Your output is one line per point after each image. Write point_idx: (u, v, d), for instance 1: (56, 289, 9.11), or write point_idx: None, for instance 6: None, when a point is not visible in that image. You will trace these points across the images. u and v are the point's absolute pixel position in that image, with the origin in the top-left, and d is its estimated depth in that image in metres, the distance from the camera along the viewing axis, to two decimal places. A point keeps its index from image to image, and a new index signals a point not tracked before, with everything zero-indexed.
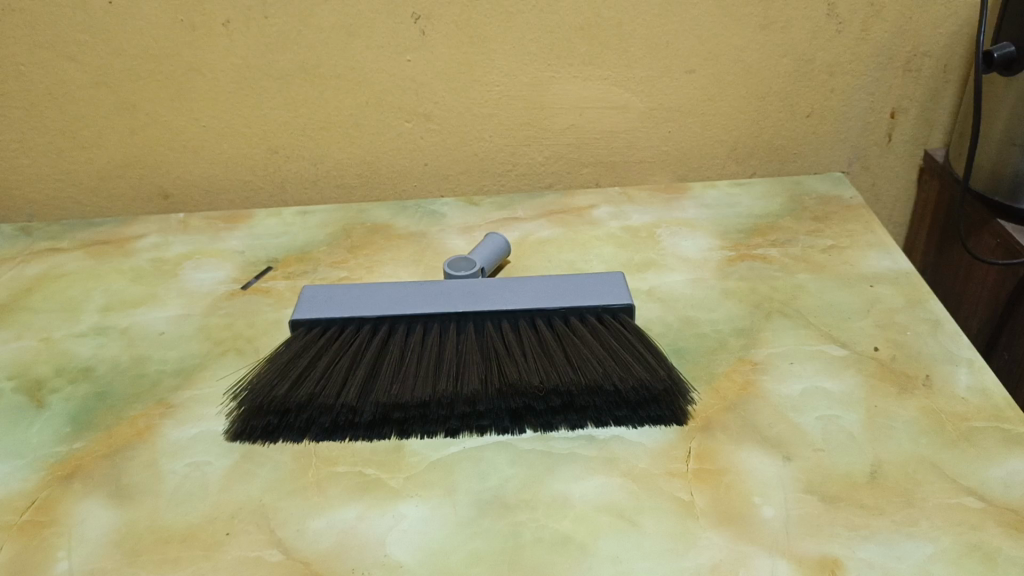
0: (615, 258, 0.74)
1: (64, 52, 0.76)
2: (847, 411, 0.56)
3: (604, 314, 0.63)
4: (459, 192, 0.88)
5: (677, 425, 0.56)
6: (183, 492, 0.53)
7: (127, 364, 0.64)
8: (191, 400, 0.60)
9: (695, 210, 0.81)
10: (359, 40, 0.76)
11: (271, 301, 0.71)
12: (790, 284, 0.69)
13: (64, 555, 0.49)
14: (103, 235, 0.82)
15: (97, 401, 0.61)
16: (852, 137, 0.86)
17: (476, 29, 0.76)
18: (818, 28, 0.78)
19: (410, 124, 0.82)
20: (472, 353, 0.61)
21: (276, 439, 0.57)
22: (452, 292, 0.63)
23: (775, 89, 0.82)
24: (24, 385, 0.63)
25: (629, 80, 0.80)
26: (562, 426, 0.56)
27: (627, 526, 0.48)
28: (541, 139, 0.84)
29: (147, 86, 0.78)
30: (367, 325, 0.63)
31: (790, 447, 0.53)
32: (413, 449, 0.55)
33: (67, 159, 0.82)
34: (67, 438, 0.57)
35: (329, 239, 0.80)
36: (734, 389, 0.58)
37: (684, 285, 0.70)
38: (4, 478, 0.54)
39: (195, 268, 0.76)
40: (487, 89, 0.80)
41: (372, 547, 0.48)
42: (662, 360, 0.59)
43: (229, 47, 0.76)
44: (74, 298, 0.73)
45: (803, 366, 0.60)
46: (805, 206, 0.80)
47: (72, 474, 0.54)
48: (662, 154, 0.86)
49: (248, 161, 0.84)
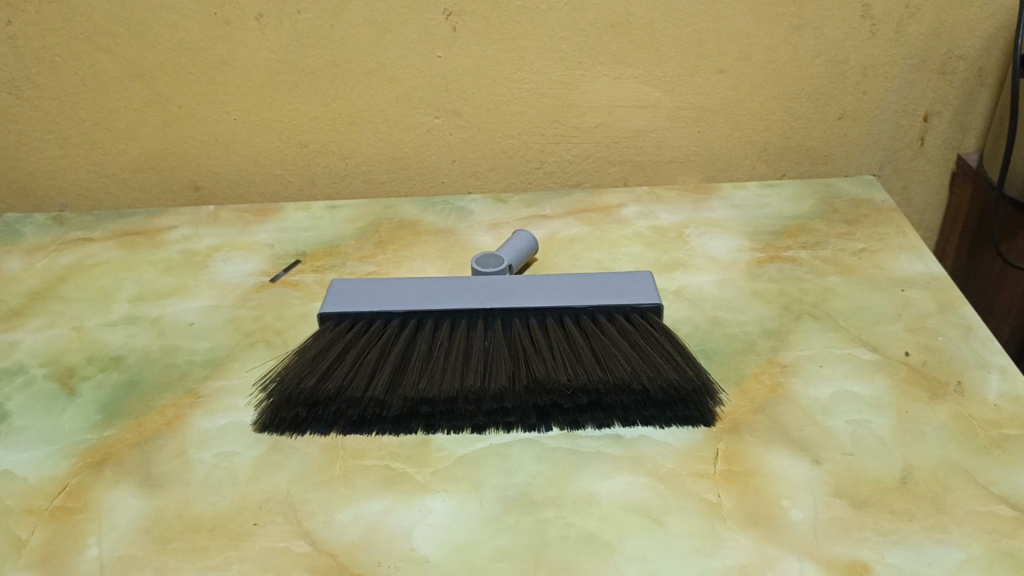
0: (642, 257, 0.74)
1: (100, 45, 0.76)
2: (877, 415, 0.55)
3: (633, 313, 0.63)
4: (487, 189, 0.88)
5: (705, 426, 0.55)
6: (212, 481, 0.53)
7: (157, 354, 0.65)
8: (221, 391, 0.61)
9: (724, 210, 0.80)
10: (390, 36, 0.76)
11: (300, 294, 0.71)
12: (819, 286, 0.69)
13: (94, 541, 0.49)
14: (135, 226, 0.83)
15: (127, 389, 0.61)
16: (884, 139, 0.85)
17: (507, 26, 0.76)
18: (852, 29, 0.78)
19: (440, 121, 0.82)
20: (500, 350, 0.61)
21: (303, 431, 0.57)
22: (481, 288, 0.63)
23: (807, 90, 0.81)
24: (56, 372, 0.63)
25: (660, 79, 0.80)
26: (589, 424, 0.56)
27: (654, 526, 0.48)
28: (569, 137, 0.84)
29: (181, 79, 0.79)
30: (396, 319, 0.63)
31: (819, 450, 0.53)
32: (440, 444, 0.55)
33: (101, 150, 0.83)
34: (98, 426, 0.58)
35: (357, 233, 0.80)
36: (763, 391, 0.58)
37: (713, 285, 0.69)
38: (35, 464, 0.55)
39: (225, 260, 0.77)
40: (517, 86, 0.80)
41: (399, 540, 0.48)
42: (691, 360, 0.59)
43: (262, 41, 0.76)
44: (105, 288, 0.74)
45: (833, 369, 0.60)
46: (835, 209, 0.80)
47: (103, 462, 0.55)
48: (692, 154, 0.86)
49: (279, 155, 0.84)
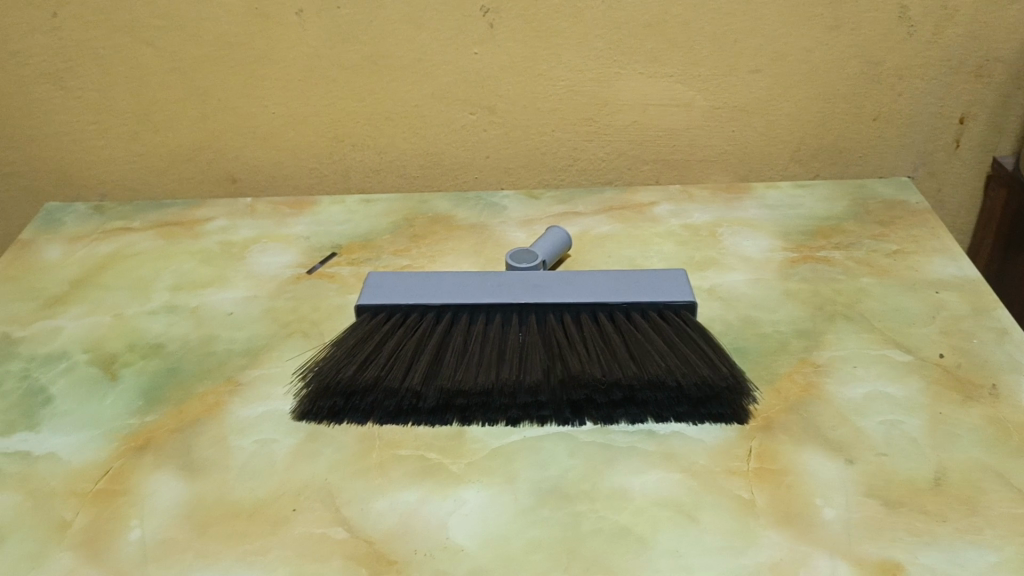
0: (675, 255, 0.74)
1: (143, 37, 0.78)
2: (910, 417, 0.56)
3: (667, 310, 0.63)
4: (520, 186, 0.88)
5: (738, 424, 0.55)
6: (250, 468, 0.54)
7: (197, 342, 0.66)
8: (259, 379, 0.62)
9: (756, 209, 0.81)
10: (428, 32, 0.78)
11: (336, 286, 0.72)
12: (853, 287, 0.69)
13: (136, 524, 0.50)
14: (173, 216, 0.84)
15: (168, 376, 0.62)
16: (918, 142, 0.85)
17: (544, 23, 0.77)
18: (888, 31, 0.78)
19: (474, 117, 0.83)
20: (535, 345, 0.61)
21: (340, 420, 0.58)
22: (516, 283, 0.64)
23: (842, 91, 0.81)
24: (98, 358, 0.65)
25: (694, 78, 0.81)
26: (622, 419, 0.56)
27: (687, 521, 0.48)
28: (603, 134, 0.84)
29: (221, 73, 0.80)
30: (431, 313, 0.64)
31: (851, 450, 0.53)
32: (474, 436, 0.56)
33: (140, 142, 0.84)
34: (140, 411, 0.59)
35: (391, 227, 0.81)
36: (796, 391, 0.58)
37: (746, 284, 0.69)
38: (78, 448, 0.56)
39: (262, 251, 0.78)
40: (551, 83, 0.81)
41: (434, 530, 0.49)
42: (725, 357, 0.59)
43: (301, 36, 0.78)
44: (145, 277, 0.75)
45: (866, 370, 0.60)
46: (869, 210, 0.79)
47: (144, 447, 0.56)
48: (725, 153, 0.86)
49: (314, 149, 0.85)
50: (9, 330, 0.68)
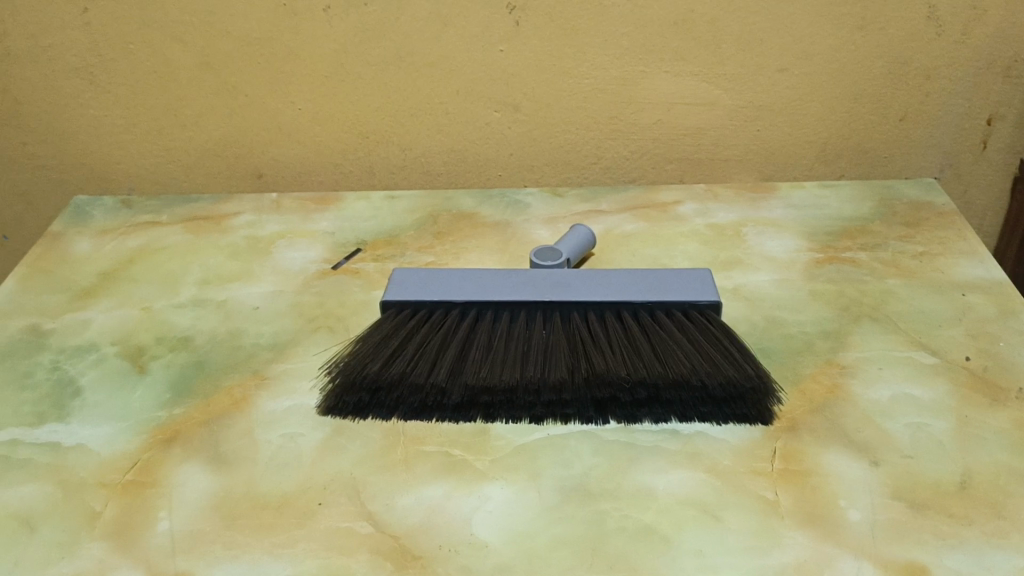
0: (699, 255, 0.74)
1: (171, 33, 0.78)
2: (936, 419, 0.55)
3: (691, 310, 0.63)
4: (543, 183, 0.88)
5: (763, 425, 0.55)
6: (277, 462, 0.55)
7: (224, 336, 0.67)
8: (285, 374, 0.62)
9: (782, 209, 0.80)
10: (454, 29, 0.78)
11: (361, 282, 0.73)
12: (879, 288, 0.68)
13: (165, 515, 0.51)
14: (200, 211, 0.85)
15: (196, 370, 0.63)
16: (946, 142, 0.84)
17: (570, 21, 0.77)
18: (916, 30, 0.77)
19: (499, 114, 0.83)
20: (560, 343, 0.61)
21: (366, 415, 0.58)
22: (541, 281, 0.65)
23: (869, 91, 0.81)
24: (127, 351, 0.66)
25: (720, 77, 0.80)
26: (646, 418, 0.56)
27: (711, 521, 0.49)
28: (627, 133, 0.84)
29: (248, 68, 0.80)
30: (456, 310, 0.65)
31: (876, 452, 0.53)
32: (498, 433, 0.56)
33: (168, 137, 0.85)
34: (168, 404, 0.60)
35: (415, 224, 0.81)
36: (821, 392, 0.58)
37: (770, 285, 0.69)
38: (108, 439, 0.57)
39: (288, 246, 0.78)
40: (577, 81, 0.81)
41: (458, 525, 0.49)
42: (749, 358, 0.59)
43: (328, 32, 0.78)
44: (172, 271, 0.76)
45: (892, 372, 0.59)
46: (895, 211, 0.79)
47: (173, 439, 0.57)
48: (749, 152, 0.85)
49: (339, 146, 0.85)
50: (39, 322, 0.69)
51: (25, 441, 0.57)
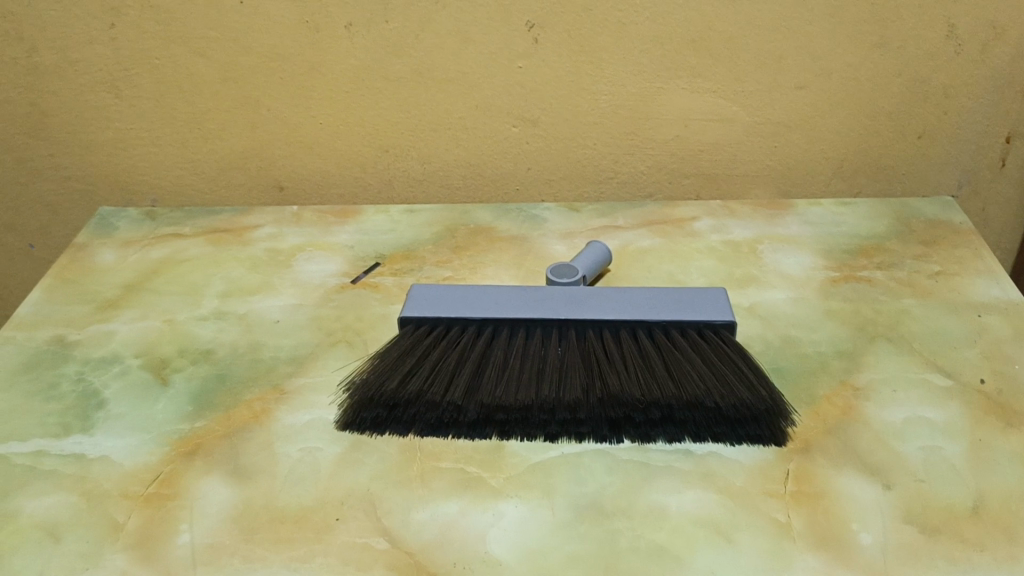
0: (715, 272, 0.74)
1: (196, 48, 0.80)
2: (949, 442, 0.55)
3: (706, 329, 0.64)
4: (560, 198, 0.89)
5: (776, 446, 0.56)
6: (296, 475, 0.55)
7: (244, 349, 0.68)
8: (304, 388, 0.63)
9: (798, 226, 0.80)
10: (473, 45, 0.79)
11: (379, 296, 0.74)
12: (894, 308, 0.68)
13: (186, 528, 0.52)
14: (222, 223, 0.86)
15: (217, 382, 0.64)
16: (964, 160, 0.84)
17: (589, 38, 0.78)
18: (934, 49, 0.77)
19: (517, 129, 0.84)
20: (575, 361, 0.62)
21: (383, 431, 0.59)
22: (557, 298, 0.65)
23: (887, 108, 0.81)
24: (150, 363, 0.67)
25: (738, 93, 0.81)
26: (660, 438, 0.57)
27: (723, 542, 0.49)
28: (645, 148, 0.85)
29: (271, 83, 0.82)
30: (472, 326, 0.65)
31: (889, 475, 0.53)
32: (513, 450, 0.57)
33: (191, 149, 0.86)
34: (190, 417, 0.61)
35: (434, 238, 0.82)
36: (835, 413, 0.58)
37: (786, 303, 0.70)
38: (131, 451, 0.58)
39: (308, 259, 0.79)
40: (595, 97, 0.81)
41: (473, 542, 0.50)
42: (764, 379, 0.59)
43: (350, 48, 0.79)
44: (195, 283, 0.77)
45: (906, 393, 0.60)
46: (912, 229, 0.79)
47: (194, 452, 0.58)
48: (767, 168, 0.85)
49: (359, 159, 0.86)
50: (65, 333, 0.71)
51: (51, 452, 0.58)
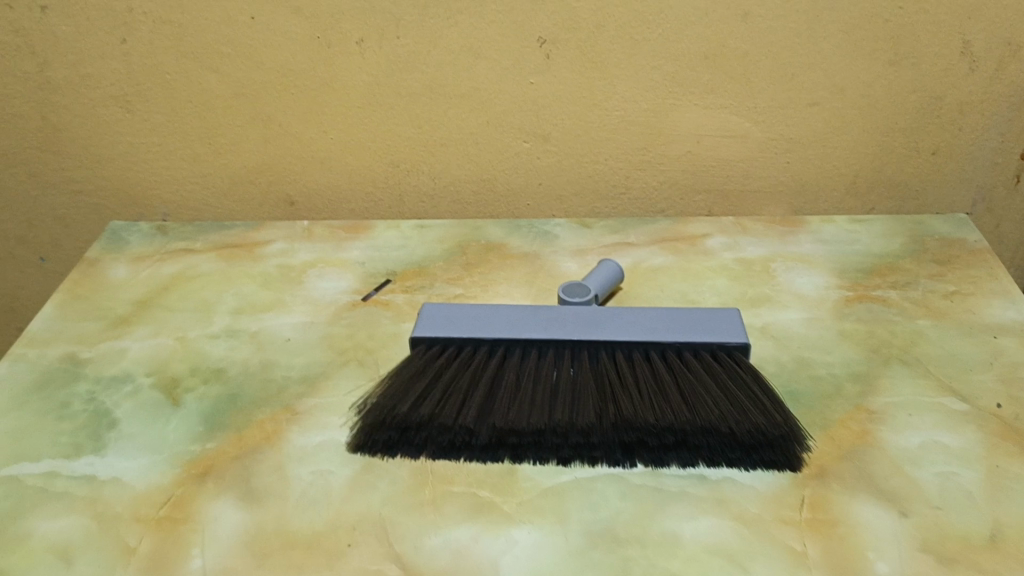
0: (727, 291, 0.74)
1: (208, 64, 0.80)
2: (965, 468, 0.55)
3: (719, 351, 0.64)
4: (572, 213, 0.88)
5: (791, 471, 0.55)
6: (307, 499, 0.55)
7: (256, 368, 0.68)
8: (316, 409, 0.63)
9: (811, 244, 0.80)
10: (485, 62, 0.79)
11: (391, 314, 0.74)
12: (908, 329, 0.68)
13: (198, 552, 0.52)
14: (234, 237, 0.87)
15: (228, 402, 0.64)
16: (978, 177, 0.84)
17: (601, 55, 0.78)
18: (949, 66, 0.77)
19: (529, 145, 0.83)
20: (587, 384, 0.62)
21: (395, 453, 0.59)
22: (569, 319, 0.65)
23: (901, 125, 0.81)
24: (161, 382, 0.67)
25: (750, 110, 0.80)
26: (674, 463, 0.57)
27: (738, 571, 0.49)
28: (656, 164, 0.84)
29: (282, 98, 0.82)
30: (485, 347, 0.65)
31: (905, 502, 0.53)
32: (526, 474, 0.56)
33: (202, 163, 0.86)
34: (201, 438, 0.61)
35: (445, 254, 0.82)
36: (849, 438, 0.58)
37: (799, 323, 0.69)
38: (143, 473, 0.58)
39: (319, 276, 0.79)
40: (606, 113, 0.81)
41: (485, 569, 0.50)
42: (778, 403, 0.59)
43: (362, 64, 0.79)
44: (207, 299, 0.77)
45: (922, 418, 0.59)
46: (927, 247, 0.79)
47: (206, 474, 0.58)
48: (779, 185, 0.85)
49: (370, 174, 0.86)
50: (76, 350, 0.71)
51: (63, 473, 0.58)
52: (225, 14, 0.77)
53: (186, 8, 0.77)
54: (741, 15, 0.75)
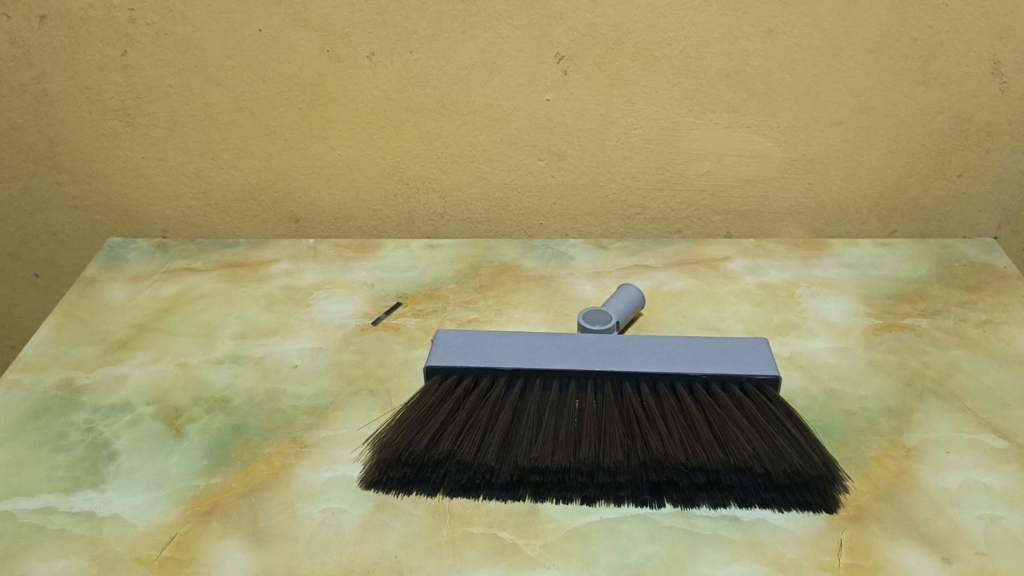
0: (751, 318, 0.72)
1: (211, 77, 0.77)
2: (1010, 511, 0.52)
3: (748, 383, 0.62)
4: (586, 234, 0.86)
5: (827, 513, 0.52)
6: (318, 540, 0.52)
7: (262, 398, 0.65)
8: (326, 442, 0.60)
9: (835, 269, 0.78)
10: (499, 77, 0.76)
11: (402, 340, 0.71)
12: (941, 360, 0.66)
13: None
14: (237, 258, 0.84)
15: (233, 434, 0.61)
16: (1005, 199, 0.81)
17: (619, 72, 0.75)
18: (978, 86, 0.75)
19: (543, 162, 0.81)
20: (612, 419, 0.60)
21: (410, 490, 0.56)
22: (592, 349, 0.63)
23: (927, 145, 0.78)
24: (163, 411, 0.64)
25: (772, 129, 0.78)
26: (705, 503, 0.54)
27: None
28: (674, 184, 0.82)
29: (289, 112, 0.79)
30: (503, 377, 0.63)
31: (949, 547, 0.49)
32: (549, 514, 0.53)
33: (204, 179, 0.83)
34: (205, 472, 0.58)
35: (457, 276, 0.80)
36: (887, 476, 0.55)
37: (828, 353, 0.67)
38: (143, 509, 0.54)
39: (326, 298, 0.77)
40: (624, 132, 0.79)
41: None
42: (812, 440, 0.57)
43: (372, 79, 0.76)
44: (209, 323, 0.74)
45: (961, 456, 0.56)
46: (954, 273, 0.77)
47: (210, 511, 0.54)
48: (800, 207, 0.83)
49: (379, 192, 0.84)
50: (74, 377, 0.67)
51: (59, 510, 0.55)
52: (230, 26, 0.74)
53: (190, 20, 0.74)
54: (765, 33, 0.73)
